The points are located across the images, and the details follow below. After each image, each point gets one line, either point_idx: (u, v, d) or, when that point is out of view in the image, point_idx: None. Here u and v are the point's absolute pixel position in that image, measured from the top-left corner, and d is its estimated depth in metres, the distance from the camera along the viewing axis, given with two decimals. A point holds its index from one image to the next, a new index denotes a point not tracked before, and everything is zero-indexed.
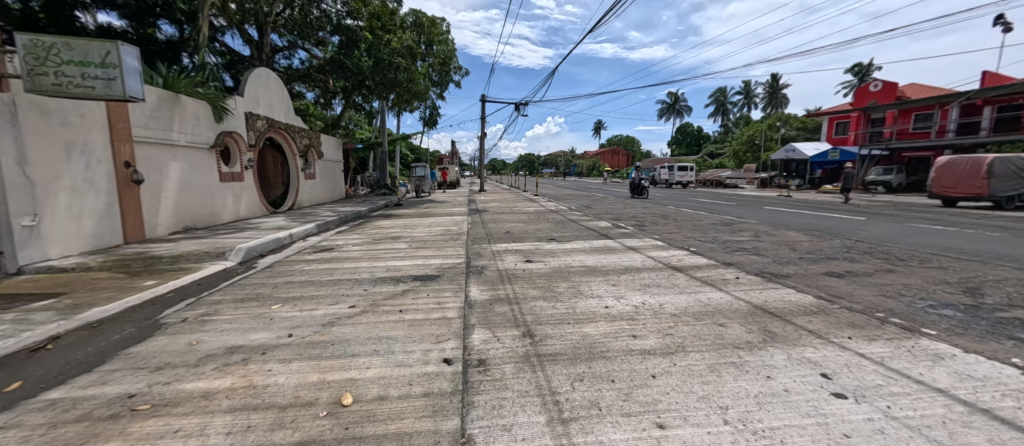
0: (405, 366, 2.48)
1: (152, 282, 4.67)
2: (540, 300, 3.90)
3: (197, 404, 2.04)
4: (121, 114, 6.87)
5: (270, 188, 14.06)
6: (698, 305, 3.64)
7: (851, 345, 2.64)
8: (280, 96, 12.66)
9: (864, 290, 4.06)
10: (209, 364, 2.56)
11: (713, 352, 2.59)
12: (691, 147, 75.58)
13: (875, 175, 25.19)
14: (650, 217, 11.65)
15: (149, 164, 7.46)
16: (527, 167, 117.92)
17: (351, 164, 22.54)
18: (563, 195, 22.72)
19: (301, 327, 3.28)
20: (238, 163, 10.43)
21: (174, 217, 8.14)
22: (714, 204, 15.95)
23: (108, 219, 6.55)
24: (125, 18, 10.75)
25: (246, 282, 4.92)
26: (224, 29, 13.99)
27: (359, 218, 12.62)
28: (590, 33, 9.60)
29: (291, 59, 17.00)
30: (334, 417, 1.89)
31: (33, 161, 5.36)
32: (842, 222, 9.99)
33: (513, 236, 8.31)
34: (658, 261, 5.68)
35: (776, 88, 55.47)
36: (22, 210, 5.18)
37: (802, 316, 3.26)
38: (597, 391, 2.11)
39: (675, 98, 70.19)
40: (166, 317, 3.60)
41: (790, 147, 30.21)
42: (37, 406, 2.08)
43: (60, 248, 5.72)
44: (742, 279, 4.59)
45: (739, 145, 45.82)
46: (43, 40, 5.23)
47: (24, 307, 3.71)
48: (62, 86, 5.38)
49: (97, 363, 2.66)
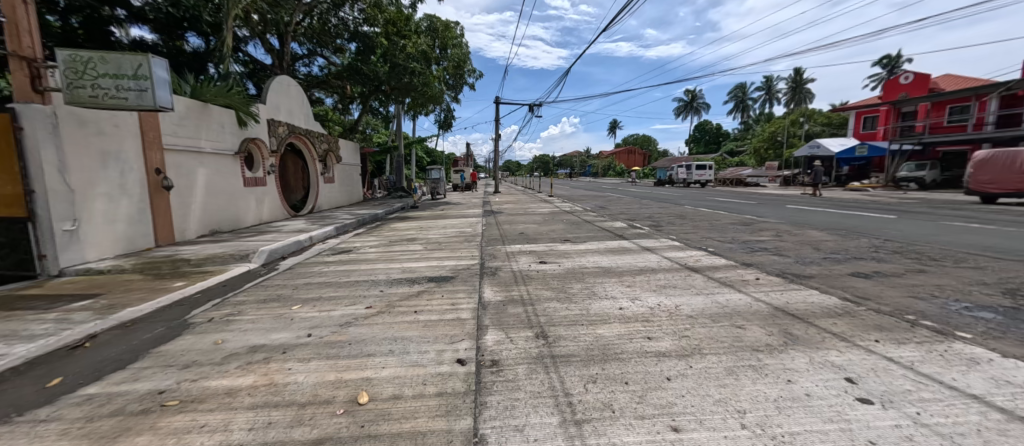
0: (419, 366, 2.51)
1: (181, 283, 4.89)
2: (554, 301, 3.90)
3: (222, 400, 2.12)
4: (152, 123, 7.19)
5: (291, 192, 14.49)
6: (715, 306, 3.57)
7: (878, 348, 2.53)
8: (300, 103, 13.04)
9: (892, 291, 3.88)
10: (233, 362, 2.65)
11: (731, 354, 2.53)
12: (709, 145, 74.01)
13: (906, 171, 24.27)
14: (666, 217, 11.51)
15: (178, 170, 7.81)
16: (541, 168, 117.69)
17: (369, 167, 23.01)
18: (579, 196, 22.86)
19: (320, 327, 3.37)
20: (262, 168, 10.85)
21: (202, 221, 8.49)
22: (734, 204, 15.54)
23: (140, 223, 6.88)
24: (155, 31, 11.25)
25: (269, 283, 5.08)
26: (248, 39, 14.53)
27: (376, 220, 12.83)
28: (603, 33, 9.54)
29: (310, 66, 17.50)
30: (351, 415, 1.94)
31: (73, 169, 5.67)
32: (872, 220, 9.62)
33: (527, 237, 8.31)
34: (675, 262, 5.58)
35: (800, 83, 53.70)
36: (64, 215, 5.50)
37: (825, 318, 3.15)
38: (611, 392, 2.09)
39: (693, 95, 68.52)
40: (194, 317, 3.75)
41: (814, 143, 29.25)
42: (75, 400, 2.21)
43: (97, 251, 6.04)
44: (762, 280, 4.46)
45: (760, 142, 44.60)
46: (81, 55, 5.56)
47: (64, 308, 3.94)
48: (98, 98, 5.68)
49: (129, 360, 2.79)
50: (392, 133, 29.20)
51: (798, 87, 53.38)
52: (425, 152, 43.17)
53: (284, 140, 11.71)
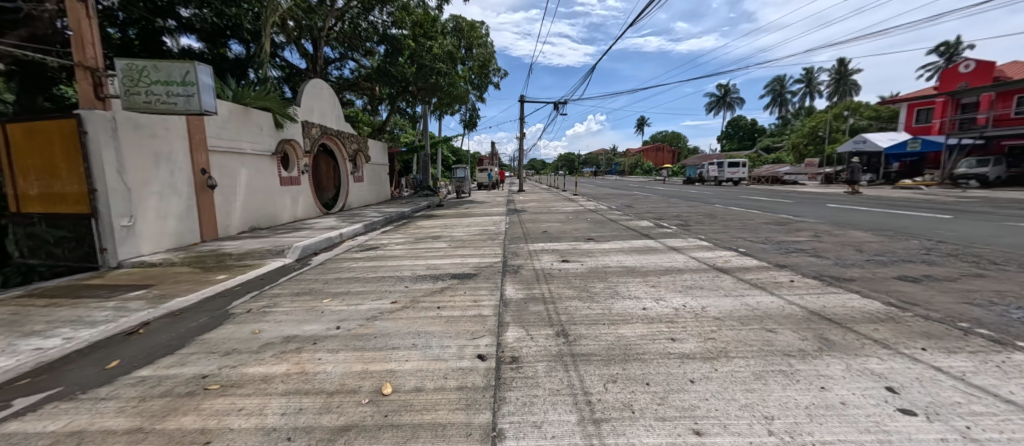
0: (441, 360, 2.56)
1: (223, 276, 5.22)
2: (575, 300, 3.87)
3: (258, 386, 2.25)
4: (198, 126, 7.70)
5: (323, 191, 15.11)
6: (744, 309, 3.42)
7: (925, 357, 2.36)
8: (332, 104, 13.56)
9: (944, 297, 3.59)
10: (269, 351, 2.81)
11: (760, 358, 2.43)
12: (743, 141, 70.83)
13: (965, 168, 22.35)
14: (695, 216, 11.14)
15: (221, 170, 8.32)
16: (566, 167, 116.62)
17: (396, 166, 23.58)
18: (604, 195, 22.47)
19: (348, 320, 3.51)
20: (296, 168, 11.38)
21: (242, 218, 9.01)
22: (770, 203, 14.80)
23: (188, 220, 7.37)
24: (201, 40, 12.00)
25: (301, 277, 5.33)
26: (284, 45, 15.24)
27: (403, 218, 13.14)
28: (631, 28, 9.34)
29: (342, 69, 18.13)
30: (376, 405, 2.01)
31: (129, 168, 6.16)
32: (924, 220, 8.91)
33: (550, 236, 8.27)
34: (703, 262, 5.40)
35: (845, 74, 50.34)
36: (121, 211, 5.98)
37: (865, 323, 2.96)
38: (631, 393, 2.06)
39: (726, 90, 65.78)
40: (234, 308, 4.00)
41: (860, 138, 27.39)
42: (130, 381, 2.41)
43: (150, 245, 6.54)
44: (797, 282, 4.24)
45: (798, 138, 42.26)
46: (137, 64, 6.04)
47: (122, 297, 4.30)
48: (151, 104, 6.13)
49: (177, 346, 3.02)
50: (419, 133, 29.82)
51: (842, 79, 50.18)
52: (451, 151, 43.82)
53: (317, 140, 12.22)
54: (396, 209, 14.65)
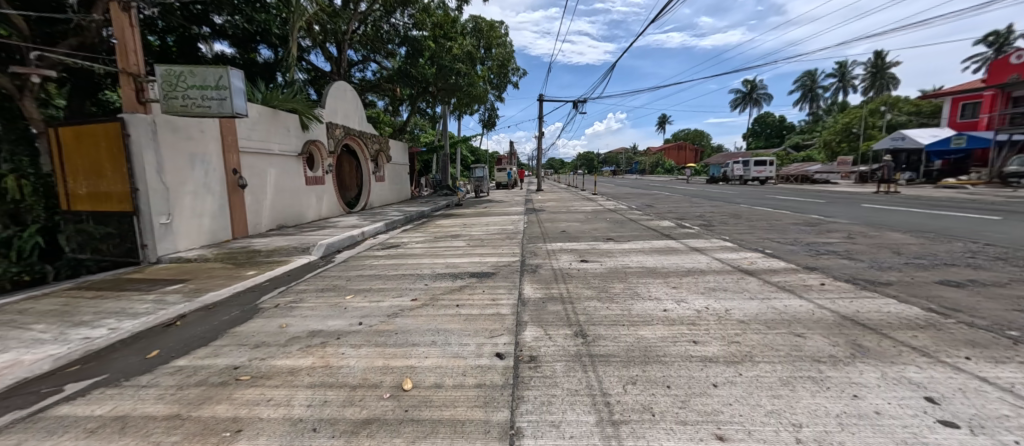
0: (460, 358, 2.60)
1: (253, 272, 5.45)
2: (594, 300, 3.84)
3: (285, 378, 2.35)
4: (230, 128, 8.04)
5: (346, 190, 15.53)
6: (771, 312, 3.31)
7: (970, 367, 2.21)
8: (355, 106, 13.91)
9: (991, 303, 3.37)
10: (295, 345, 2.93)
11: (788, 363, 2.34)
12: (771, 139, 68.28)
13: (1017, 165, 20.35)
14: (719, 216, 10.82)
15: (251, 170, 8.68)
16: (585, 166, 115.48)
17: (417, 165, 23.97)
18: (624, 194, 22.14)
19: (370, 316, 3.60)
20: (321, 168, 11.75)
21: (271, 216, 9.36)
22: (799, 202, 14.23)
23: (220, 218, 7.73)
24: (233, 46, 12.52)
25: (326, 274, 5.50)
26: (310, 49, 15.72)
27: (422, 217, 13.34)
28: (653, 24, 9.15)
29: (364, 71, 18.55)
30: (396, 400, 2.05)
31: (167, 169, 6.51)
32: (969, 222, 8.37)
33: (569, 236, 8.22)
34: (727, 263, 5.25)
35: (882, 67, 47.72)
36: (160, 210, 6.33)
37: (902, 329, 2.81)
38: (651, 395, 2.03)
39: (752, 86, 63.58)
40: (263, 303, 4.17)
41: (897, 135, 25.95)
42: (169, 370, 2.56)
43: (186, 242, 6.89)
44: (827, 285, 4.07)
45: (831, 135, 40.39)
46: (174, 70, 6.37)
47: (161, 291, 4.55)
48: (188, 107, 6.46)
49: (211, 338, 3.18)
50: (438, 133, 30.20)
51: (879, 72, 47.61)
52: (470, 151, 44.14)
53: (340, 141, 12.58)
54: (416, 208, 14.90)
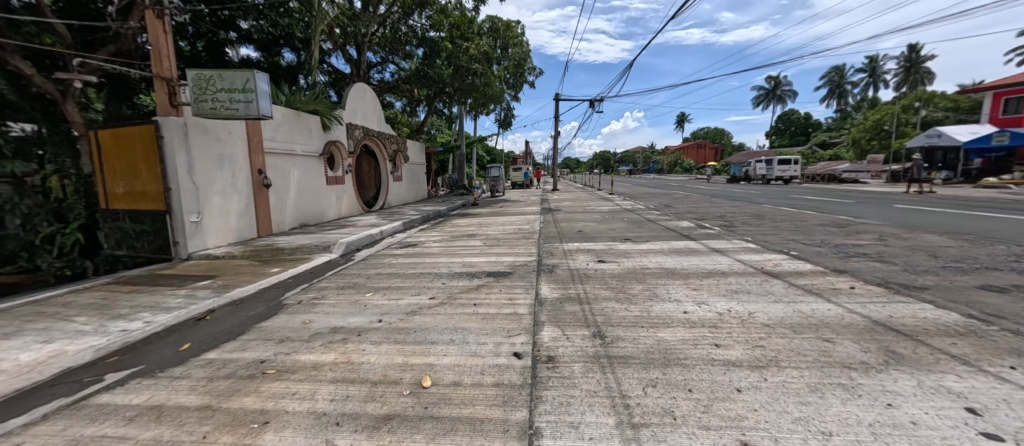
0: (478, 356, 2.62)
1: (277, 269, 5.63)
2: (612, 301, 3.81)
3: (309, 372, 2.42)
4: (256, 129, 8.32)
5: (364, 190, 15.84)
6: (797, 316, 3.21)
7: (1015, 377, 2.09)
8: (374, 107, 14.16)
9: None
10: (318, 340, 3.01)
11: (816, 369, 2.27)
12: (795, 137, 66.03)
13: None
14: (741, 216, 10.55)
15: (275, 170, 8.96)
16: (601, 165, 114.35)
17: (433, 165, 24.24)
18: (642, 194, 21.83)
19: (389, 314, 3.66)
20: (341, 168, 12.03)
21: (294, 215, 9.64)
22: (825, 202, 13.74)
23: (247, 216, 8.01)
24: (258, 50, 12.95)
25: (346, 272, 5.64)
26: (331, 52, 16.10)
27: (439, 216, 13.49)
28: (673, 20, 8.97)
29: (383, 73, 18.86)
30: (416, 397, 2.09)
31: (197, 169, 6.79)
32: (1013, 223, 7.90)
33: (586, 235, 8.17)
34: (749, 265, 5.12)
35: (916, 61, 45.48)
36: (190, 208, 6.62)
37: (940, 336, 2.68)
38: (672, 398, 2.00)
39: (775, 83, 61.64)
40: (287, 299, 4.31)
41: (933, 132, 24.73)
42: (200, 362, 2.68)
43: (215, 239, 7.18)
44: (857, 289, 3.91)
45: (860, 133, 38.76)
46: (205, 74, 6.64)
47: (192, 286, 4.76)
48: (217, 110, 6.72)
49: (238, 332, 3.30)
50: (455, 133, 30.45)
51: (913, 66, 45.38)
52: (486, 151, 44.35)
53: (359, 142, 12.84)
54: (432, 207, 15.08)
